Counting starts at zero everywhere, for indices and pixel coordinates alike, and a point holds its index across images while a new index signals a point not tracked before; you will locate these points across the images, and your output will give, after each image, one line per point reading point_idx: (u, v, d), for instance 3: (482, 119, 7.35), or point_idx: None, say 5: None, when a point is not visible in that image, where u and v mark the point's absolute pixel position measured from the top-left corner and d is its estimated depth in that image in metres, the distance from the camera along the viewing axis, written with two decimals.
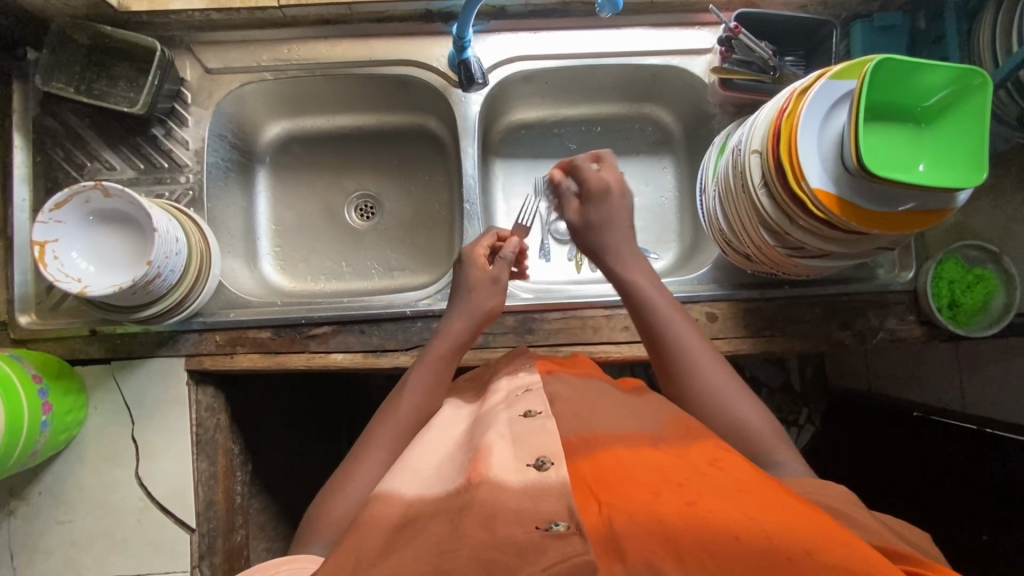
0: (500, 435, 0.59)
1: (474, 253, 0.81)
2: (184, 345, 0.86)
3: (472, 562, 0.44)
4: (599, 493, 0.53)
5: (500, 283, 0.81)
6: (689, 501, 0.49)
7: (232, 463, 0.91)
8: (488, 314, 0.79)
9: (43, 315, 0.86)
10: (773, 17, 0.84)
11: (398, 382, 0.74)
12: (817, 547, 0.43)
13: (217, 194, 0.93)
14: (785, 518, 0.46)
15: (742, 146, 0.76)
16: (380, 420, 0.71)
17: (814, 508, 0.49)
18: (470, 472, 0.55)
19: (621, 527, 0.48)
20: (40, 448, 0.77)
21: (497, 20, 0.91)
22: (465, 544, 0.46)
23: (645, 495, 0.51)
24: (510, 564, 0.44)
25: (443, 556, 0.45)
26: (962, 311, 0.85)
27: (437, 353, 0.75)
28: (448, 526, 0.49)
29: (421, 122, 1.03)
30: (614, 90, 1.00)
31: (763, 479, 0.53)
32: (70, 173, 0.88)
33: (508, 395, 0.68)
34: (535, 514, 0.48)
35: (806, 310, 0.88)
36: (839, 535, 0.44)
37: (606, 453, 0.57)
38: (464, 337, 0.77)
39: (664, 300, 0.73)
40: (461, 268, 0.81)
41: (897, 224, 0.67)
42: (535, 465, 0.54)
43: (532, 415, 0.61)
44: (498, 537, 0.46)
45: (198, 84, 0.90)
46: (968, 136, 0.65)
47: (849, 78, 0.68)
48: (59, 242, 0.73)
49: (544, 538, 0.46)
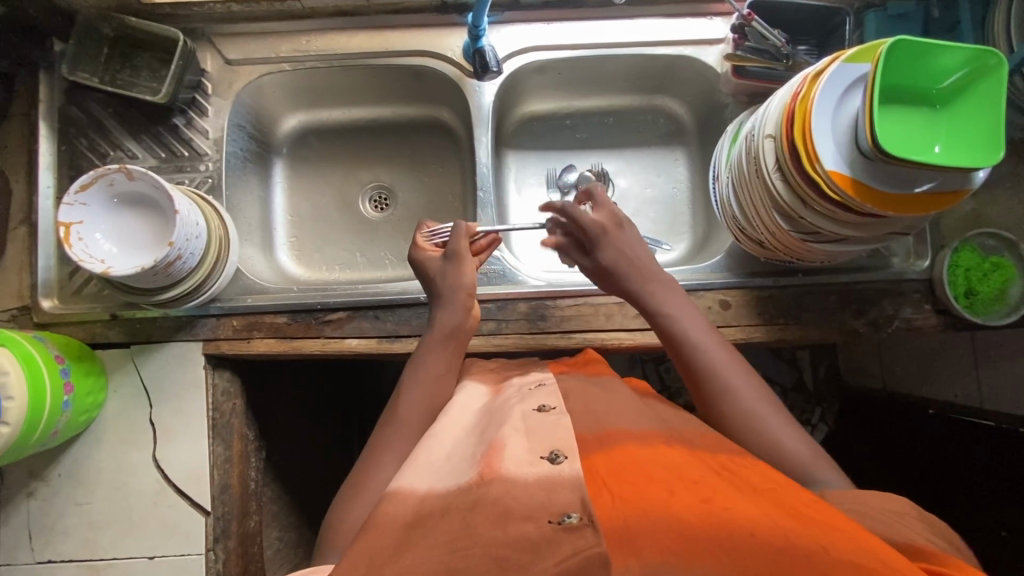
0: (513, 428, 0.59)
1: (423, 251, 0.82)
2: (202, 329, 0.87)
3: (484, 561, 0.45)
4: (612, 487, 0.52)
5: (461, 258, 0.78)
6: (704, 499, 0.49)
7: (247, 448, 0.92)
8: (470, 292, 0.78)
9: (65, 300, 0.88)
10: (785, 5, 0.85)
11: (396, 387, 0.74)
12: (834, 545, 0.43)
13: (234, 183, 0.94)
14: (800, 517, 0.46)
15: (755, 132, 0.77)
16: (388, 427, 0.70)
17: (828, 508, 0.49)
18: (484, 460, 0.56)
19: (636, 523, 0.47)
20: (61, 428, 0.78)
21: (512, 11, 0.92)
22: (479, 541, 0.47)
23: (658, 492, 0.50)
24: (522, 561, 0.45)
25: (456, 553, 0.46)
26: (978, 300, 0.84)
27: (442, 337, 0.76)
28: (462, 519, 0.50)
29: (435, 114, 1.05)
30: (626, 81, 1.01)
31: (779, 479, 0.53)
32: (93, 161, 0.90)
33: (521, 389, 0.70)
34: (548, 508, 0.49)
35: (820, 298, 0.88)
36: (855, 534, 0.45)
37: (619, 449, 0.58)
38: (455, 321, 0.76)
39: (691, 323, 0.71)
40: (418, 269, 0.81)
41: (916, 206, 0.67)
42: (548, 457, 0.54)
43: (547, 410, 0.62)
44: (509, 534, 0.47)
45: (218, 74, 0.92)
46: (984, 117, 0.65)
47: (863, 62, 0.68)
48: (83, 224, 0.75)
49: (556, 532, 0.47)
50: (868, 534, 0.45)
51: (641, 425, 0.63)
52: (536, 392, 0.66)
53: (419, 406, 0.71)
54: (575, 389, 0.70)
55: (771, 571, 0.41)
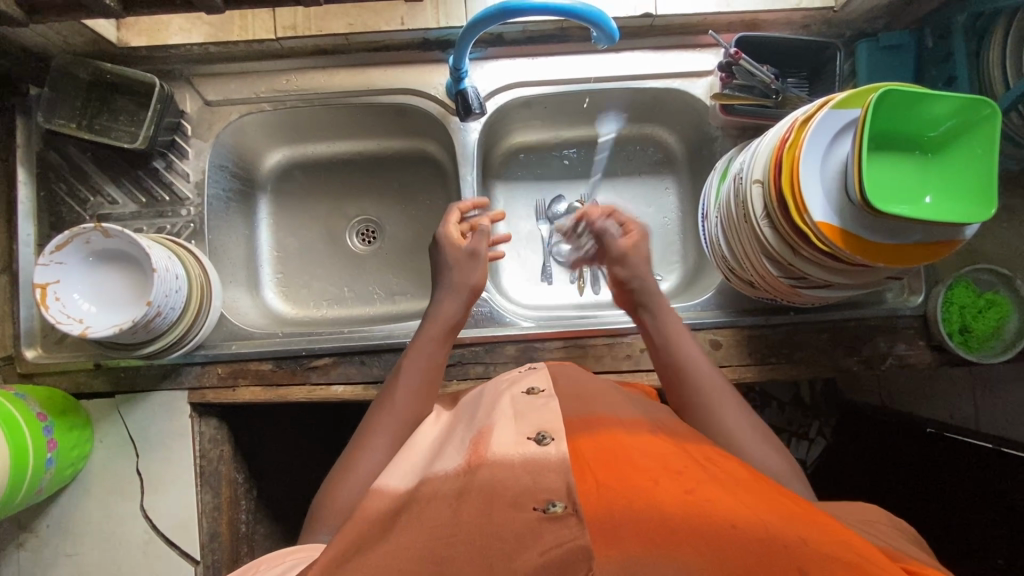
0: (503, 412, 0.60)
1: (451, 236, 0.79)
2: (187, 378, 0.86)
3: (470, 552, 0.44)
4: (596, 472, 0.51)
5: (478, 255, 0.77)
6: (688, 490, 0.48)
7: (236, 492, 0.92)
8: (476, 290, 0.77)
9: (48, 349, 0.87)
10: (775, 40, 0.83)
11: (394, 370, 0.73)
12: (817, 542, 0.42)
13: (217, 225, 0.93)
14: (783, 513, 0.45)
15: (743, 175, 0.75)
16: (375, 414, 0.69)
17: (816, 509, 0.48)
18: (469, 452, 0.56)
19: (619, 514, 0.46)
20: (46, 484, 0.78)
21: (495, 47, 0.90)
22: (464, 529, 0.46)
23: (643, 480, 0.49)
24: (507, 552, 0.44)
25: (439, 542, 0.45)
26: (974, 336, 0.83)
27: (429, 337, 0.73)
28: (450, 509, 0.49)
29: (421, 146, 1.02)
30: (614, 111, 0.99)
31: (768, 479, 0.52)
32: (73, 208, 0.89)
33: (515, 373, 0.71)
34: (534, 493, 0.48)
35: (812, 336, 0.87)
36: (838, 532, 0.44)
37: (606, 435, 0.57)
38: (455, 316, 0.75)
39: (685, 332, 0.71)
40: (438, 251, 0.79)
41: (904, 258, 0.66)
42: (535, 439, 0.54)
43: (536, 393, 0.63)
44: (495, 522, 0.46)
45: (197, 116, 0.91)
46: (976, 171, 0.64)
47: (854, 106, 0.66)
48: (60, 283, 0.73)
49: (540, 521, 0.46)
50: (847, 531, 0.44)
51: (632, 414, 0.62)
52: (525, 375, 0.69)
53: (408, 394, 0.69)
54: (564, 375, 0.71)
55: (750, 563, 0.40)
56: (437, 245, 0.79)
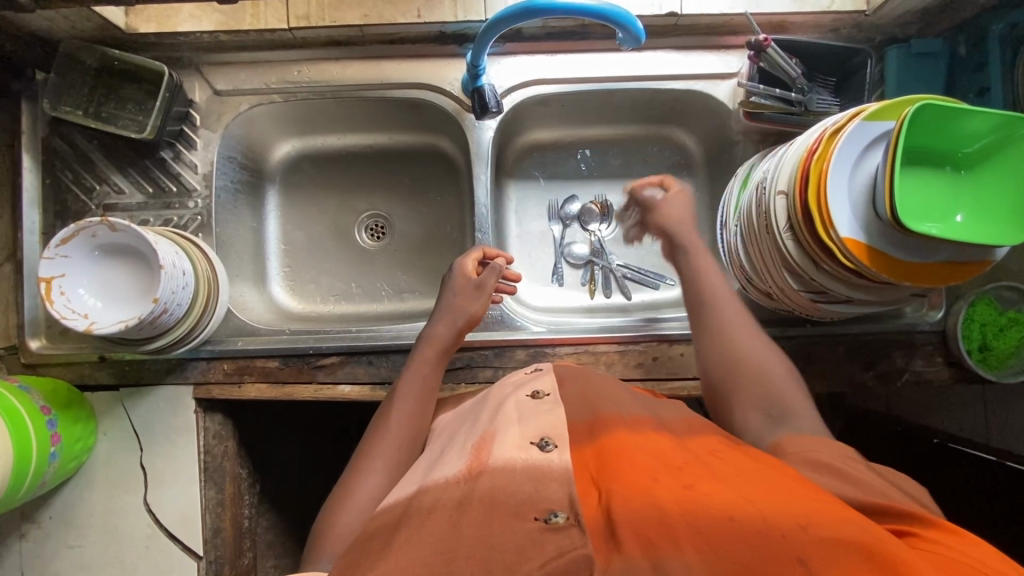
0: (506, 419, 0.59)
1: (465, 268, 0.78)
2: (192, 372, 0.85)
3: (469, 564, 0.43)
4: (599, 478, 0.50)
5: (484, 288, 0.77)
6: (687, 487, 0.47)
7: (240, 488, 0.91)
8: (473, 320, 0.76)
9: (53, 340, 0.86)
10: (804, 44, 0.81)
11: (389, 394, 0.71)
12: (813, 522, 0.40)
13: (226, 217, 0.91)
14: (780, 496, 0.44)
15: (767, 184, 0.72)
16: (369, 439, 0.67)
17: (812, 486, 0.46)
18: (471, 459, 0.55)
19: (618, 513, 0.45)
20: (49, 477, 0.77)
21: (513, 42, 0.87)
22: (464, 543, 0.44)
23: (643, 479, 0.48)
24: (508, 563, 0.42)
25: (439, 556, 0.44)
26: (993, 355, 0.81)
27: (424, 357, 0.73)
28: (449, 521, 0.47)
29: (433, 141, 1.00)
30: (632, 112, 0.97)
31: (769, 463, 0.50)
32: (79, 197, 0.88)
33: (517, 378, 0.70)
34: (535, 503, 0.47)
35: (828, 349, 0.85)
36: (833, 508, 0.42)
37: (610, 437, 0.55)
38: (446, 341, 0.74)
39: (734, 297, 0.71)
40: (449, 281, 0.79)
41: (926, 276, 0.64)
42: (538, 445, 0.53)
43: (540, 398, 0.62)
44: (495, 534, 0.45)
45: (207, 105, 0.88)
46: (1007, 191, 0.62)
47: (886, 119, 0.64)
48: (65, 277, 0.72)
49: (541, 531, 0.44)
50: (847, 508, 0.43)
51: (636, 412, 0.61)
52: (530, 380, 0.67)
53: (405, 418, 0.68)
54: (570, 372, 0.69)
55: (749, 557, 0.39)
56: (449, 280, 0.79)
